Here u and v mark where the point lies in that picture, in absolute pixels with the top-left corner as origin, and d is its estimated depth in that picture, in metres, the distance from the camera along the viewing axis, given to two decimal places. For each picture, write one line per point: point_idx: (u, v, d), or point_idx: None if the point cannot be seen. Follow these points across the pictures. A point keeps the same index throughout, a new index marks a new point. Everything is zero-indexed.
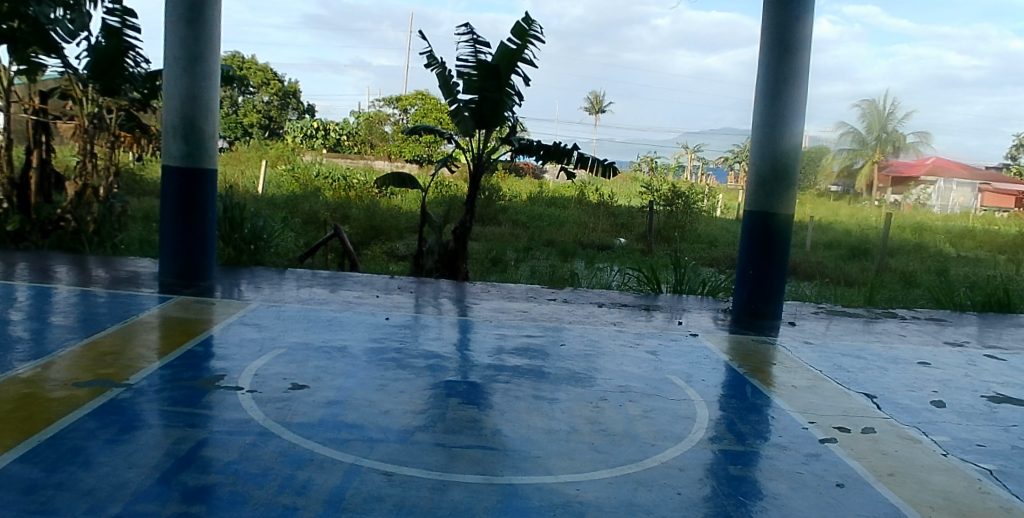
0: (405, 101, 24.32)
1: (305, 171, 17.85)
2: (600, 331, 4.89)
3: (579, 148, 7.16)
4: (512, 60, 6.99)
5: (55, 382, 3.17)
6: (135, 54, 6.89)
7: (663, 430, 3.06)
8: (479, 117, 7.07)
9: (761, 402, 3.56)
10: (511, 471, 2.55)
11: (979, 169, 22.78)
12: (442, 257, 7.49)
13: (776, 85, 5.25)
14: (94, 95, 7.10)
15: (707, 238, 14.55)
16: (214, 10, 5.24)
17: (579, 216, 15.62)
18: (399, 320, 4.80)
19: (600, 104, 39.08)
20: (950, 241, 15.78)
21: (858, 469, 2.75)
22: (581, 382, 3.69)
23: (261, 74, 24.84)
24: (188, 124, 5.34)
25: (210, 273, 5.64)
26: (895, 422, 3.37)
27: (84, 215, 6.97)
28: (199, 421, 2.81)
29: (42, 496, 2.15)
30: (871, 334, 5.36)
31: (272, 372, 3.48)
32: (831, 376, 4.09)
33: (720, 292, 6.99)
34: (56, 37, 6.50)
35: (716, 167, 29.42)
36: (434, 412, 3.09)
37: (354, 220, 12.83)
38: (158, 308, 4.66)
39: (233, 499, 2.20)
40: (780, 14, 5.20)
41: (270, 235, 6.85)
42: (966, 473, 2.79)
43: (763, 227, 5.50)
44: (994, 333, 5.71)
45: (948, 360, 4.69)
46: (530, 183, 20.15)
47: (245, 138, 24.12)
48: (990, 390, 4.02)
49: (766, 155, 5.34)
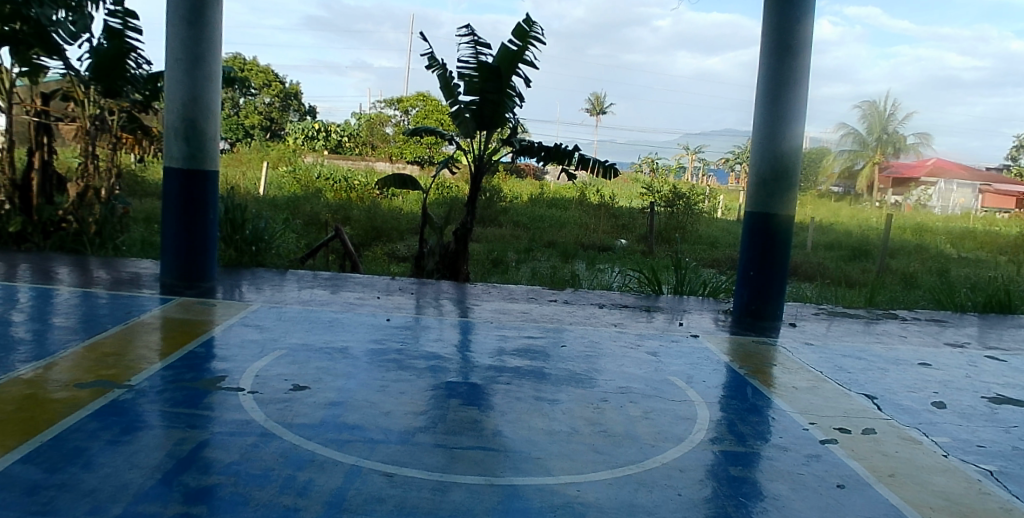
0: (406, 102, 24.38)
1: (306, 171, 17.91)
2: (601, 332, 4.89)
3: (580, 149, 7.17)
4: (513, 62, 7.00)
5: (57, 383, 3.18)
6: (137, 55, 6.93)
7: (663, 431, 3.06)
8: (479, 119, 7.08)
9: (761, 403, 3.56)
10: (512, 472, 2.56)
11: (979, 171, 22.76)
12: (443, 259, 7.50)
13: (776, 87, 5.25)
14: (96, 97, 7.07)
15: (708, 239, 14.56)
16: (215, 11, 5.25)
17: (580, 217, 15.64)
18: (400, 321, 4.80)
19: (601, 105, 39.11)
20: (951, 241, 15.84)
21: (858, 470, 2.76)
22: (582, 382, 3.70)
23: (263, 75, 24.89)
24: (189, 125, 5.34)
25: (211, 274, 5.63)
26: (896, 423, 3.37)
27: (86, 216, 6.98)
28: (201, 422, 2.81)
29: (45, 497, 2.16)
30: (872, 335, 5.36)
31: (273, 373, 3.48)
32: (832, 378, 4.09)
33: (721, 293, 6.99)
34: (58, 39, 6.53)
35: (718, 168, 29.42)
36: (435, 412, 3.10)
37: (355, 221, 12.85)
38: (159, 309, 4.67)
39: (235, 499, 2.21)
40: (780, 15, 5.21)
41: (271, 236, 6.86)
42: (966, 474, 2.79)
43: (764, 228, 5.50)
44: (995, 334, 5.71)
45: (949, 361, 4.69)
46: (531, 184, 20.17)
47: (247, 140, 24.42)
48: (991, 391, 4.02)
49: (766, 156, 5.35)
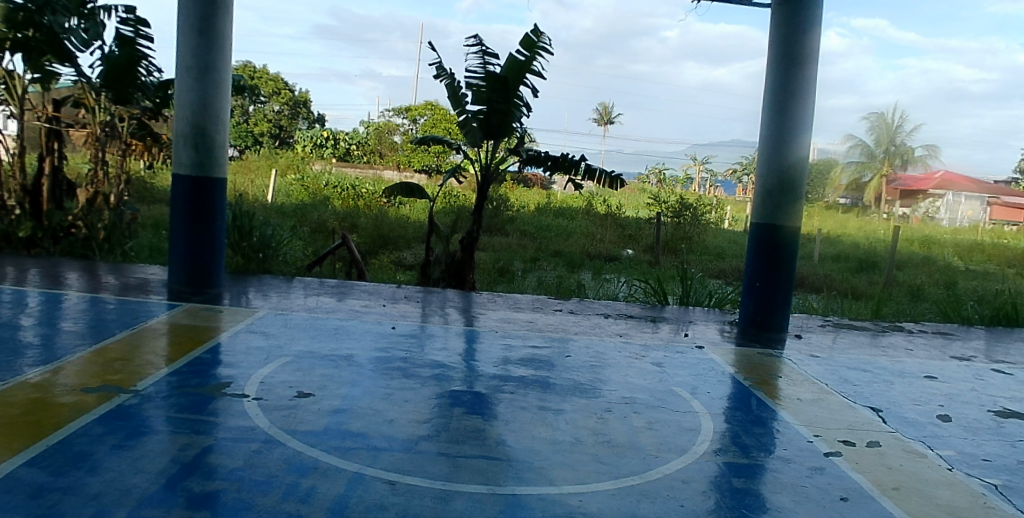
0: (415, 111, 24.38)
1: (314, 179, 17.98)
2: (606, 342, 4.89)
3: (586, 159, 7.16)
4: (521, 72, 7.04)
5: (64, 387, 3.20)
6: (149, 63, 6.97)
7: (667, 442, 3.06)
8: (487, 128, 7.08)
9: (766, 415, 3.55)
10: (514, 481, 2.56)
11: (987, 185, 22.73)
12: (449, 267, 7.51)
13: (782, 98, 5.26)
14: (107, 104, 7.14)
15: (715, 249, 14.45)
16: (225, 20, 5.31)
17: (587, 227, 15.65)
18: (405, 329, 4.82)
19: (609, 115, 39.11)
20: (958, 254, 15.65)
21: (862, 483, 2.74)
22: (586, 392, 3.70)
23: (272, 83, 25.11)
24: (198, 132, 5.38)
25: (218, 281, 5.70)
26: (900, 435, 3.36)
27: (95, 222, 7.08)
28: (206, 428, 2.83)
29: (49, 500, 2.17)
30: (878, 348, 5.33)
31: (279, 380, 3.50)
32: (838, 390, 4.07)
33: (727, 304, 6.97)
34: (70, 46, 6.60)
35: (724, 178, 29.45)
36: (439, 421, 3.11)
37: (362, 230, 12.92)
38: (167, 315, 4.70)
39: (238, 506, 2.21)
40: (785, 26, 5.23)
41: (278, 243, 6.90)
42: (970, 488, 2.78)
43: (770, 239, 5.49)
44: (1002, 348, 5.67)
45: (956, 374, 4.66)
46: (537, 194, 20.26)
47: (256, 147, 24.68)
48: (997, 405, 4.00)
49: (772, 168, 5.35)
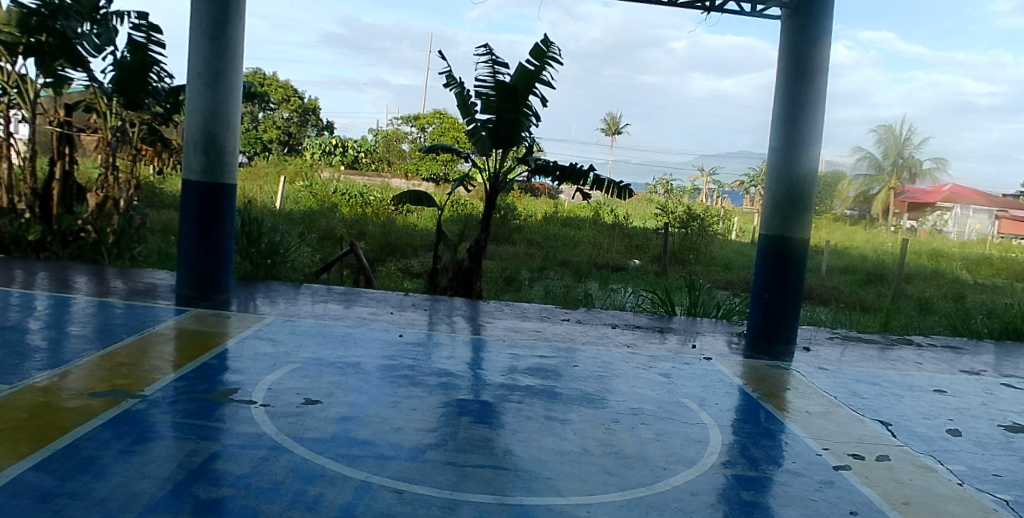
0: (422, 120, 24.52)
1: (323, 186, 18.06)
2: (613, 353, 4.86)
3: (595, 169, 7.13)
4: (531, 81, 7.01)
5: (72, 391, 3.21)
6: (159, 69, 7.05)
7: (675, 454, 3.03)
8: (496, 137, 7.09)
9: (774, 427, 3.53)
10: (522, 491, 2.54)
11: (996, 199, 22.56)
12: (457, 275, 7.47)
13: (792, 109, 5.25)
14: (118, 109, 7.21)
15: (722, 261, 14.48)
16: (237, 27, 5.34)
17: (594, 237, 15.64)
18: (413, 337, 4.81)
19: (616, 126, 39.17)
20: (967, 267, 15.52)
21: (872, 498, 2.71)
22: (593, 403, 3.68)
23: (282, 90, 25.26)
24: (209, 139, 5.40)
25: (226, 286, 5.71)
26: (910, 450, 3.32)
27: (104, 226, 7.14)
28: (212, 434, 2.82)
29: (56, 504, 2.17)
30: (886, 361, 5.29)
31: (286, 387, 3.49)
32: (846, 403, 4.04)
33: (735, 316, 6.91)
34: (83, 51, 6.66)
35: (731, 189, 29.49)
36: (446, 430, 3.09)
37: (369, 237, 12.95)
38: (174, 320, 4.71)
39: (244, 512, 2.21)
40: (797, 36, 5.22)
41: (287, 250, 6.91)
42: (982, 504, 2.74)
43: (778, 251, 5.47)
44: (1011, 363, 5.61)
45: (966, 389, 4.62)
46: (545, 203, 20.24)
47: (265, 154, 24.76)
48: (1007, 420, 3.96)
49: (782, 179, 5.32)
